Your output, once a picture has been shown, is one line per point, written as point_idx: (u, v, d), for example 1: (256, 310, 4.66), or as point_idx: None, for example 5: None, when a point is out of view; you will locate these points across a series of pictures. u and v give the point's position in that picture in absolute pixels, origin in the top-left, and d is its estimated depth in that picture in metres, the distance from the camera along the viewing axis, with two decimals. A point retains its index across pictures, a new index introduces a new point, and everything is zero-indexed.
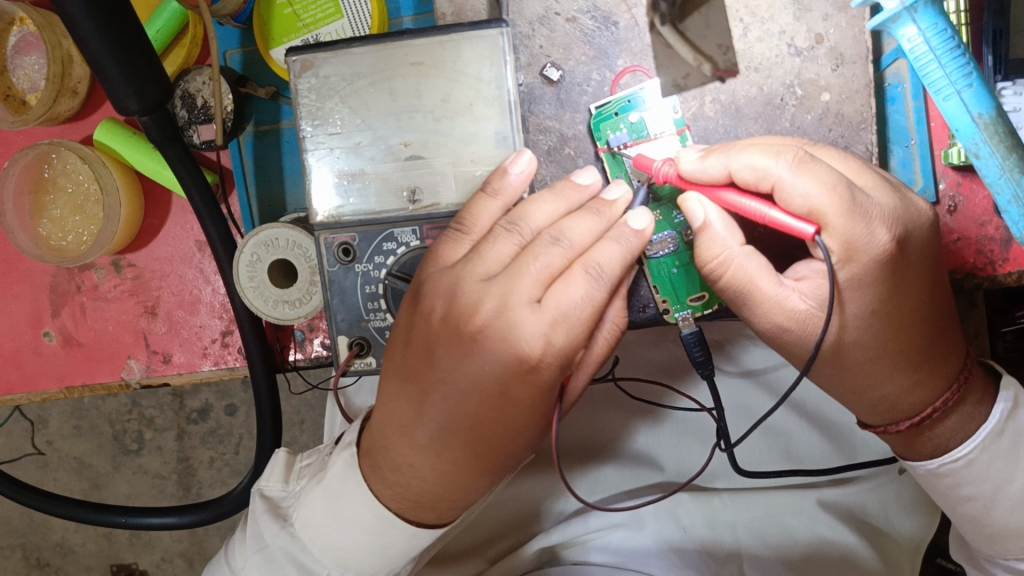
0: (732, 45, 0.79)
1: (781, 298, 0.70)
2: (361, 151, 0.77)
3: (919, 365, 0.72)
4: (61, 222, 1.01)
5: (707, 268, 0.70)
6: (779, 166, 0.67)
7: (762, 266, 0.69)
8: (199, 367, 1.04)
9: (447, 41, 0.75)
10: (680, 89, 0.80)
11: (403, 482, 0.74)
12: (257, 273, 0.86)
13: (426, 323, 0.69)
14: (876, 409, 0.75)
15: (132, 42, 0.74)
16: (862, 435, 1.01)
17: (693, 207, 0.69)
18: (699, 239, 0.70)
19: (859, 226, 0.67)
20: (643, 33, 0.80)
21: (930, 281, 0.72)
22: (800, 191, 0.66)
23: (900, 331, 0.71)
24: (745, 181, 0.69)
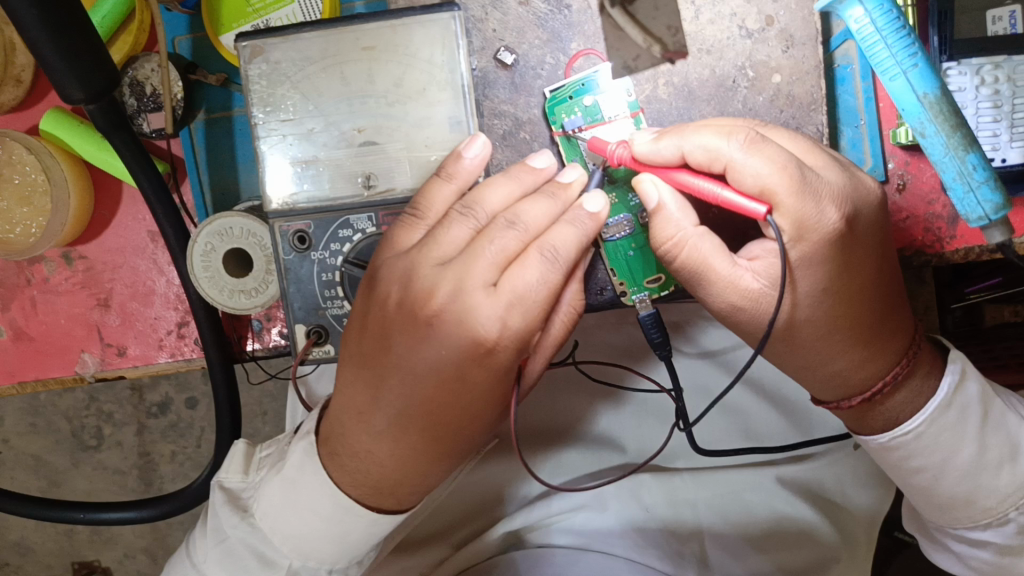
0: (682, 27, 0.80)
1: (734, 277, 0.71)
2: (313, 137, 0.77)
3: (868, 340, 0.74)
4: (6, 215, 0.97)
5: (663, 249, 0.70)
6: (730, 146, 0.67)
7: (716, 247, 0.70)
8: (155, 359, 1.02)
9: (398, 25, 0.75)
10: (630, 71, 0.80)
11: (361, 468, 0.74)
12: (211, 264, 0.84)
13: (381, 309, 0.70)
14: (829, 384, 0.77)
15: (74, 28, 0.72)
16: (817, 411, 1.03)
17: (648, 189, 0.69)
18: (654, 220, 0.70)
19: (810, 204, 0.67)
20: (596, 16, 0.80)
21: (881, 261, 0.73)
22: (752, 171, 0.66)
23: (846, 306, 0.72)
24: (698, 162, 0.69)
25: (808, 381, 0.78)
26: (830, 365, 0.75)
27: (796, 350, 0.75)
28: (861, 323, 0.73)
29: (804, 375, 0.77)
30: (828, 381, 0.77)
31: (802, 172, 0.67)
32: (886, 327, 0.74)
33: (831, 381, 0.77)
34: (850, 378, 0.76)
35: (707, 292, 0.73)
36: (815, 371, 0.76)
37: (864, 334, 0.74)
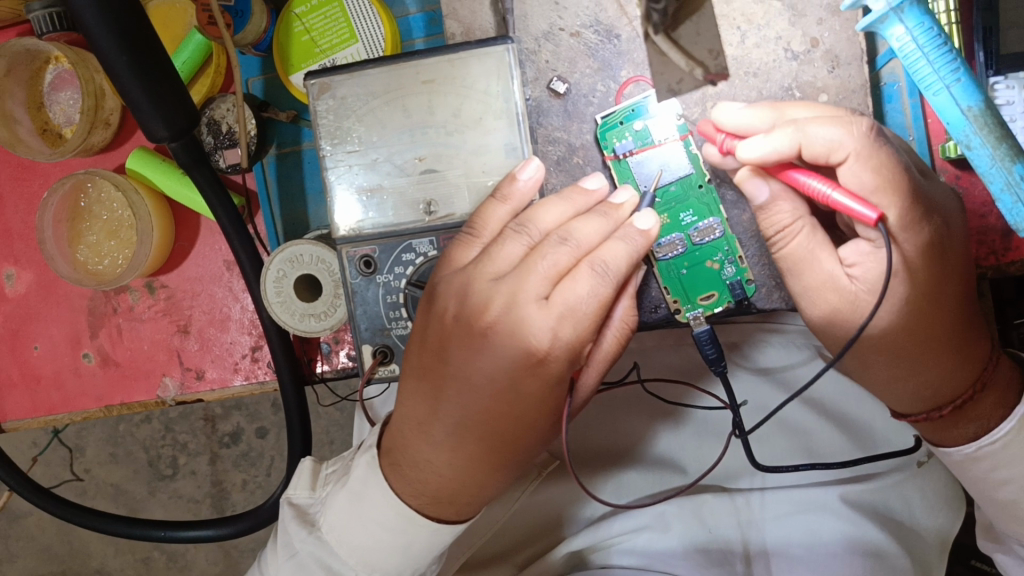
0: (722, 49, 0.82)
1: (833, 276, 0.75)
2: (378, 167, 0.81)
3: (930, 347, 0.75)
4: (96, 247, 1.05)
5: (774, 239, 0.75)
6: (852, 139, 0.69)
7: (825, 243, 0.75)
8: (231, 382, 1.07)
9: (456, 59, 0.79)
10: (675, 94, 0.83)
11: (422, 478, 0.77)
12: (283, 289, 0.90)
13: (440, 322, 0.74)
14: (918, 397, 0.78)
15: (157, 72, 0.78)
16: (881, 430, 1.02)
17: (757, 186, 0.73)
18: (761, 213, 0.74)
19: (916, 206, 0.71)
20: (642, 44, 0.83)
21: (934, 267, 0.73)
22: (873, 164, 0.69)
23: (922, 314, 0.74)
24: (812, 154, 0.70)
25: (889, 392, 0.79)
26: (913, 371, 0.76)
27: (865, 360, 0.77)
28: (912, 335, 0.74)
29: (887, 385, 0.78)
30: (909, 388, 0.77)
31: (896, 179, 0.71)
32: (947, 334, 0.75)
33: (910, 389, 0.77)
34: (940, 388, 0.77)
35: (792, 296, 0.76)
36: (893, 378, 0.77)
37: (917, 345, 0.75)
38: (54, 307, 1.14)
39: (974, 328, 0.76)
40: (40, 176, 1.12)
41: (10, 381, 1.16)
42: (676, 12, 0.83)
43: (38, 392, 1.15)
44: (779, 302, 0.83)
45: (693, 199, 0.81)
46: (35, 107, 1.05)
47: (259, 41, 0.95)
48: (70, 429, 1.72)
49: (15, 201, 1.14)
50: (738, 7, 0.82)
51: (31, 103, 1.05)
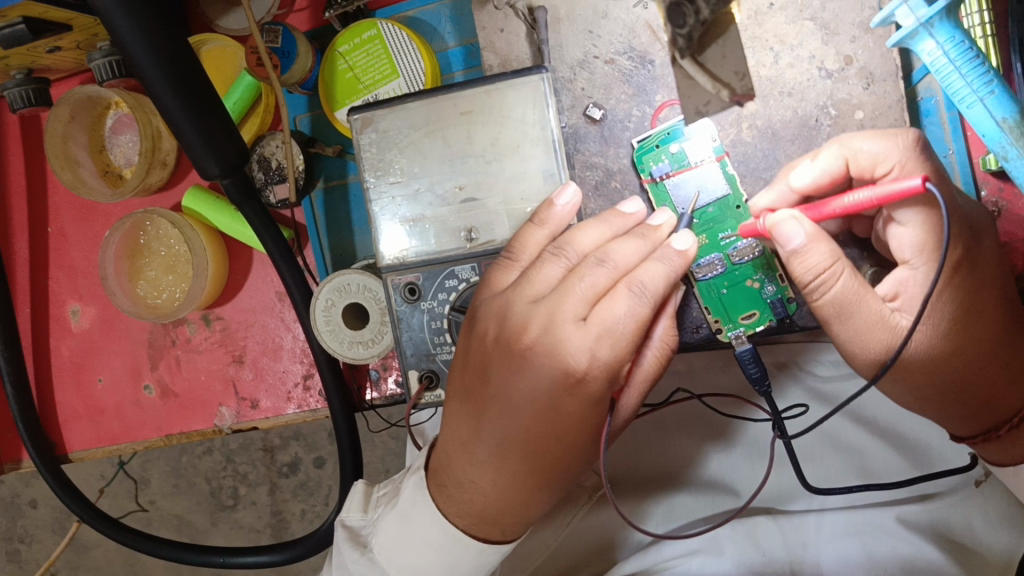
0: (748, 71, 0.83)
1: (881, 313, 0.72)
2: (420, 197, 0.84)
3: (984, 360, 0.73)
4: (155, 282, 1.10)
5: (809, 284, 0.71)
6: (897, 149, 0.70)
7: (863, 283, 0.71)
8: (284, 411, 1.10)
9: (493, 89, 0.81)
10: (702, 115, 0.82)
11: (467, 498, 0.79)
12: (332, 318, 0.93)
13: (481, 344, 0.76)
14: (970, 418, 0.76)
15: (209, 112, 0.83)
16: (938, 449, 0.99)
17: (791, 231, 0.68)
18: (793, 259, 0.69)
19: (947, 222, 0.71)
20: (665, 67, 0.84)
21: (972, 275, 0.72)
22: (910, 172, 0.70)
23: (965, 334, 0.73)
24: (859, 169, 0.72)
25: (944, 414, 0.77)
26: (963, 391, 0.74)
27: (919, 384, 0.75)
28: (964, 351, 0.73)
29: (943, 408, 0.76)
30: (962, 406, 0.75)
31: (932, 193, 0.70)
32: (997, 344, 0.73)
33: (965, 407, 0.75)
34: (996, 404, 0.75)
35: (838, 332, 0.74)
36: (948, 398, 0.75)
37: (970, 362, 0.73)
38: (117, 341, 1.19)
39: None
40: (101, 217, 1.17)
41: (74, 414, 1.21)
42: None
43: (102, 423, 1.20)
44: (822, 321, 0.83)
45: (731, 218, 0.82)
46: (97, 150, 1.10)
47: (305, 80, 0.98)
48: (135, 461, 1.77)
49: (79, 240, 1.19)
50: (770, 28, 0.83)
51: (93, 146, 1.10)
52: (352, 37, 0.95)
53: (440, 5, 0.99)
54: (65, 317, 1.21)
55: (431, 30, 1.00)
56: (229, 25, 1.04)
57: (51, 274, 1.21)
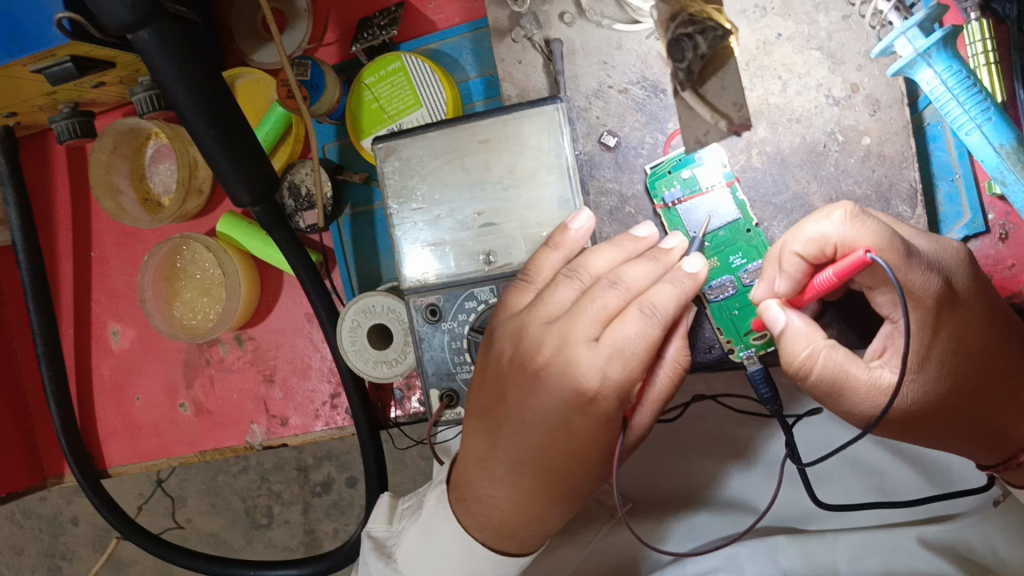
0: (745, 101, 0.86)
1: (871, 378, 0.69)
2: (440, 223, 0.88)
3: (997, 391, 0.69)
4: (190, 304, 1.15)
5: (796, 365, 0.70)
6: (833, 226, 0.66)
7: (850, 354, 0.69)
8: (313, 428, 1.14)
9: (509, 119, 0.85)
10: (702, 145, 0.85)
11: (484, 511, 0.82)
12: (357, 337, 0.97)
13: (498, 363, 0.80)
14: (986, 449, 0.72)
15: (243, 145, 0.87)
16: (960, 470, 0.96)
17: (773, 311, 0.70)
18: (782, 341, 0.70)
19: (917, 275, 0.65)
20: (666, 97, 0.87)
21: (973, 304, 0.68)
22: (852, 245, 0.65)
23: (968, 363, 0.68)
24: (813, 256, 0.69)
25: (964, 448, 0.72)
26: (981, 422, 0.70)
27: (933, 424, 0.70)
28: (973, 385, 0.68)
29: (964, 441, 0.72)
30: (981, 437, 0.71)
31: (903, 245, 0.65)
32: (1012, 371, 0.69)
33: (982, 436, 0.71)
34: (1012, 432, 0.70)
35: (845, 407, 0.71)
36: (962, 428, 0.70)
37: (980, 396, 0.69)
38: (154, 361, 1.24)
39: None
40: (141, 242, 1.23)
41: (114, 430, 1.26)
42: None
43: (139, 439, 1.25)
44: None
45: (741, 242, 0.84)
46: (137, 179, 1.16)
47: (332, 111, 1.03)
48: (173, 479, 1.83)
49: (120, 263, 1.25)
50: (778, 57, 0.85)
51: (133, 175, 1.16)
52: (377, 70, 1.00)
53: (461, 38, 1.03)
54: (105, 338, 1.27)
55: (453, 62, 1.04)
56: (261, 59, 1.10)
57: (93, 297, 1.27)
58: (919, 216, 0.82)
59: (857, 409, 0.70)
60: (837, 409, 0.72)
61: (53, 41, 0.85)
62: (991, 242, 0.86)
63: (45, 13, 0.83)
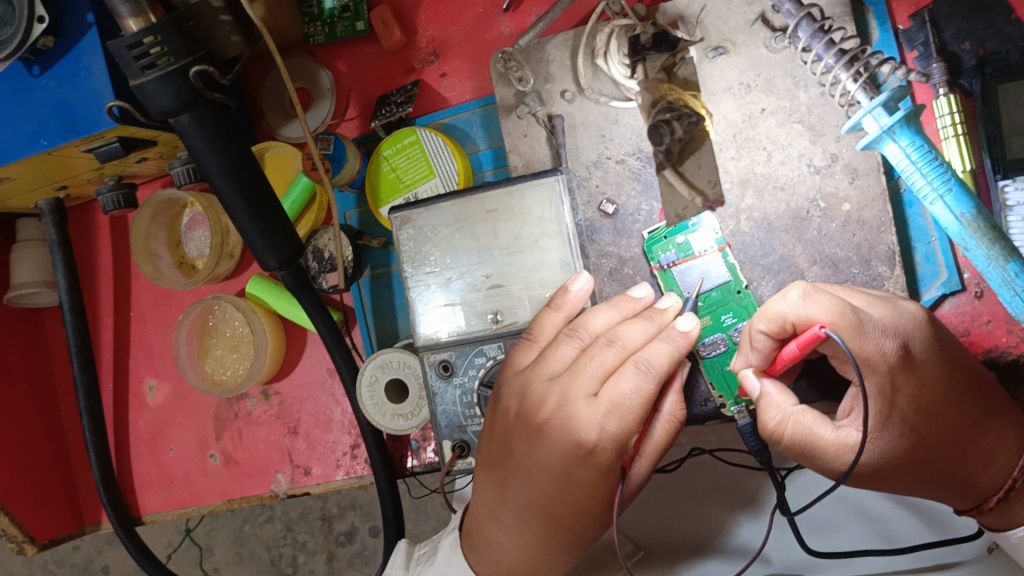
0: (720, 180, 0.93)
1: (840, 439, 0.78)
2: (451, 285, 0.95)
3: (958, 442, 0.77)
4: (221, 360, 1.22)
5: (770, 429, 0.81)
6: (788, 303, 0.76)
7: (818, 417, 0.79)
8: (334, 477, 1.20)
9: (514, 189, 0.93)
10: (681, 219, 0.93)
11: (495, 557, 0.88)
12: (376, 391, 1.03)
13: (504, 418, 0.86)
14: (958, 494, 0.80)
15: (272, 216, 0.96)
16: (959, 517, 0.98)
17: (751, 379, 0.82)
18: (760, 405, 0.82)
19: (870, 343, 0.74)
20: (653, 166, 0.95)
21: (931, 367, 0.77)
22: (809, 320, 0.74)
23: (927, 421, 0.76)
24: (772, 331, 0.78)
25: (940, 494, 0.80)
26: (948, 471, 0.78)
27: (902, 475, 0.79)
28: (936, 437, 0.77)
29: (935, 488, 0.79)
30: (949, 485, 0.79)
31: (857, 317, 0.75)
32: (970, 423, 0.78)
33: (950, 484, 0.79)
34: (980, 479, 0.78)
35: (822, 465, 0.80)
36: (931, 477, 0.79)
37: (944, 448, 0.77)
38: (186, 414, 1.31)
39: (992, 422, 0.78)
40: (176, 303, 1.31)
41: (148, 480, 1.33)
42: (681, 150, 0.95)
43: (171, 490, 1.31)
44: (819, 394, 0.90)
45: (733, 302, 0.90)
46: (174, 244, 1.24)
47: (353, 180, 1.11)
48: (201, 529, 1.88)
49: (156, 322, 1.33)
50: (762, 130, 0.92)
51: (170, 241, 1.24)
52: (395, 143, 1.08)
53: (471, 113, 1.12)
54: (142, 392, 1.34)
55: (465, 135, 1.12)
56: (289, 134, 1.19)
57: (131, 354, 1.35)
58: (898, 275, 0.88)
59: (825, 465, 0.79)
60: (815, 467, 0.81)
61: (103, 126, 0.94)
62: (967, 299, 0.91)
63: (97, 102, 0.93)
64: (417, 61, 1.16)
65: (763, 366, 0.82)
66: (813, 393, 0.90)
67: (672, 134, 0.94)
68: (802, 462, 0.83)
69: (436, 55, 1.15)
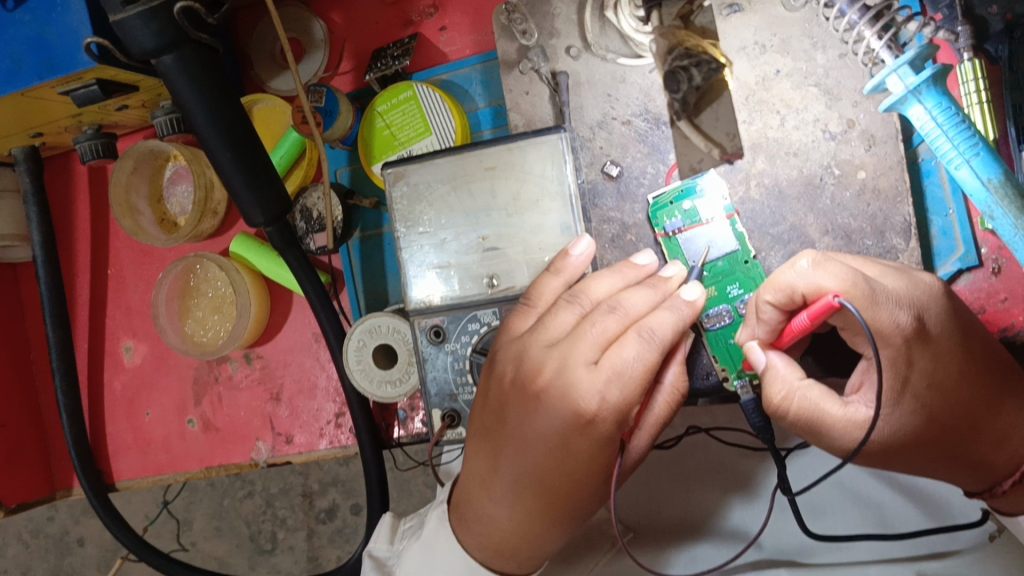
0: (739, 132, 0.89)
1: (849, 415, 0.74)
2: (446, 246, 0.90)
3: (974, 423, 0.74)
4: (202, 321, 1.17)
5: (775, 404, 0.77)
6: (798, 271, 0.72)
7: (825, 393, 0.75)
8: (317, 446, 1.16)
9: (514, 147, 0.88)
10: (696, 172, 0.90)
11: (484, 532, 0.84)
12: (363, 357, 0.99)
13: (500, 386, 0.82)
14: (971, 476, 0.76)
15: (259, 168, 0.91)
16: (960, 503, 0.94)
17: (757, 352, 0.78)
18: (766, 378, 0.77)
19: (884, 313, 0.70)
20: (665, 127, 0.91)
21: (946, 342, 0.73)
22: (819, 290, 0.70)
23: (940, 400, 0.73)
24: (781, 303, 0.74)
25: (951, 476, 0.77)
26: (961, 452, 0.74)
27: (913, 455, 0.75)
28: (949, 417, 0.73)
29: (947, 468, 0.76)
30: (961, 467, 0.76)
31: (872, 287, 0.71)
32: (989, 401, 0.74)
33: (961, 466, 0.75)
34: (993, 463, 0.75)
35: (829, 442, 0.76)
36: (943, 458, 0.75)
37: (958, 429, 0.73)
38: (165, 377, 1.27)
39: (1009, 401, 0.75)
40: (157, 261, 1.26)
41: (123, 445, 1.28)
42: (697, 100, 0.91)
43: (148, 455, 1.26)
44: (825, 369, 0.86)
45: (739, 272, 0.86)
46: (155, 200, 1.19)
47: (345, 136, 1.07)
48: (179, 502, 1.83)
49: (135, 281, 1.28)
50: (776, 93, 0.88)
51: (152, 196, 1.19)
52: (390, 98, 1.03)
53: (471, 69, 1.07)
54: (118, 353, 1.29)
55: (463, 92, 1.08)
56: (278, 86, 1.15)
57: (108, 313, 1.30)
58: (913, 248, 0.84)
59: (833, 443, 0.76)
60: (821, 445, 0.78)
61: (80, 66, 0.89)
62: (984, 275, 0.88)
63: (75, 39, 0.88)
64: (416, 14, 1.11)
65: (770, 339, 0.78)
66: (822, 367, 0.86)
67: (689, 81, 0.90)
68: (807, 439, 0.79)
69: (436, 7, 1.10)
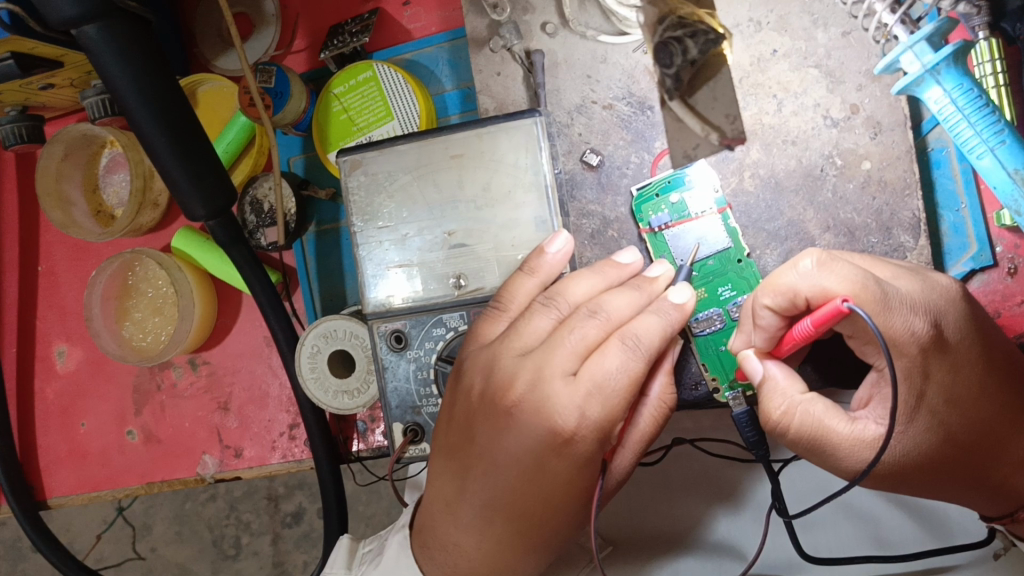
0: (740, 114, 0.80)
1: (857, 433, 0.66)
2: (408, 243, 0.81)
3: (994, 441, 0.66)
4: (141, 324, 1.07)
5: (774, 420, 0.69)
6: (801, 271, 0.64)
7: (830, 407, 0.67)
8: (269, 460, 1.07)
9: (484, 133, 0.79)
10: (691, 159, 0.81)
11: (450, 561, 0.75)
12: (317, 365, 0.90)
13: (466, 400, 0.73)
14: (989, 499, 0.69)
15: (198, 154, 0.82)
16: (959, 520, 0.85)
17: (751, 362, 0.71)
18: (763, 392, 0.70)
19: (897, 319, 0.63)
20: (654, 112, 0.82)
21: (965, 352, 0.65)
22: (824, 293, 0.62)
23: (958, 416, 0.65)
24: (781, 308, 0.66)
25: (966, 500, 0.70)
26: (979, 473, 0.67)
27: (927, 477, 0.68)
28: (968, 435, 0.66)
29: (962, 492, 0.68)
30: (979, 490, 0.68)
31: (884, 291, 0.63)
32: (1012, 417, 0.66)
33: (980, 488, 0.68)
34: (1015, 485, 0.67)
35: (834, 464, 0.68)
36: (959, 480, 0.68)
37: (977, 447, 0.66)
38: (102, 384, 1.17)
39: None
40: (94, 257, 1.16)
41: (56, 458, 1.18)
42: (692, 77, 0.82)
43: (83, 468, 1.17)
44: (824, 380, 0.79)
45: (731, 272, 0.78)
46: (90, 189, 1.09)
47: (299, 121, 0.98)
48: None
49: (69, 279, 1.18)
50: (773, 75, 0.80)
51: (86, 186, 1.09)
52: (348, 79, 0.94)
53: (439, 48, 0.99)
54: (51, 358, 1.19)
55: (429, 73, 0.99)
56: (224, 65, 1.05)
57: (40, 314, 1.20)
58: (922, 247, 0.77)
59: (838, 465, 0.68)
60: (824, 466, 0.70)
61: None
62: (999, 276, 0.82)
63: None
64: None
65: (768, 348, 0.70)
66: (821, 377, 0.79)
67: (684, 54, 0.81)
68: (808, 458, 0.71)
69: None
